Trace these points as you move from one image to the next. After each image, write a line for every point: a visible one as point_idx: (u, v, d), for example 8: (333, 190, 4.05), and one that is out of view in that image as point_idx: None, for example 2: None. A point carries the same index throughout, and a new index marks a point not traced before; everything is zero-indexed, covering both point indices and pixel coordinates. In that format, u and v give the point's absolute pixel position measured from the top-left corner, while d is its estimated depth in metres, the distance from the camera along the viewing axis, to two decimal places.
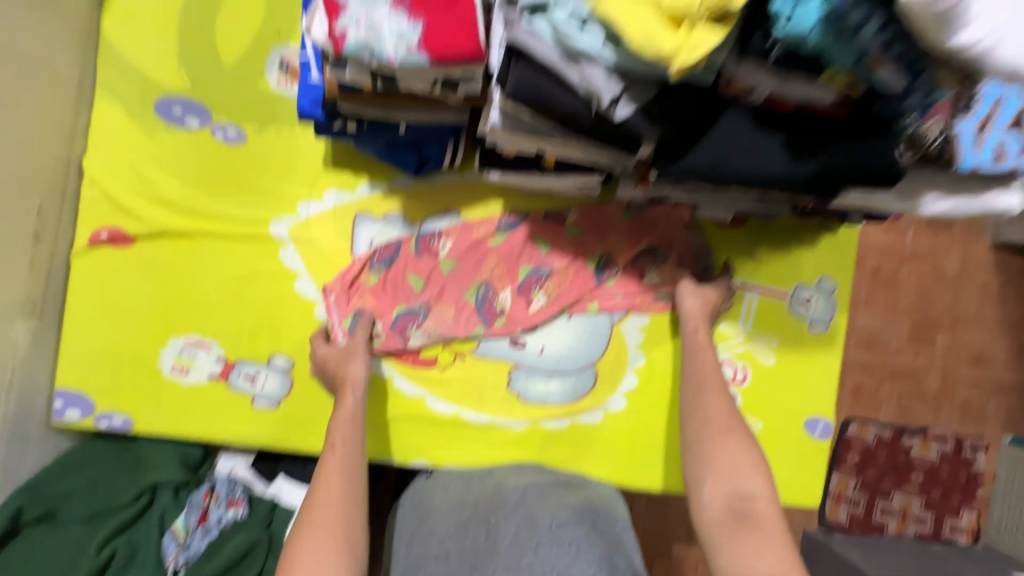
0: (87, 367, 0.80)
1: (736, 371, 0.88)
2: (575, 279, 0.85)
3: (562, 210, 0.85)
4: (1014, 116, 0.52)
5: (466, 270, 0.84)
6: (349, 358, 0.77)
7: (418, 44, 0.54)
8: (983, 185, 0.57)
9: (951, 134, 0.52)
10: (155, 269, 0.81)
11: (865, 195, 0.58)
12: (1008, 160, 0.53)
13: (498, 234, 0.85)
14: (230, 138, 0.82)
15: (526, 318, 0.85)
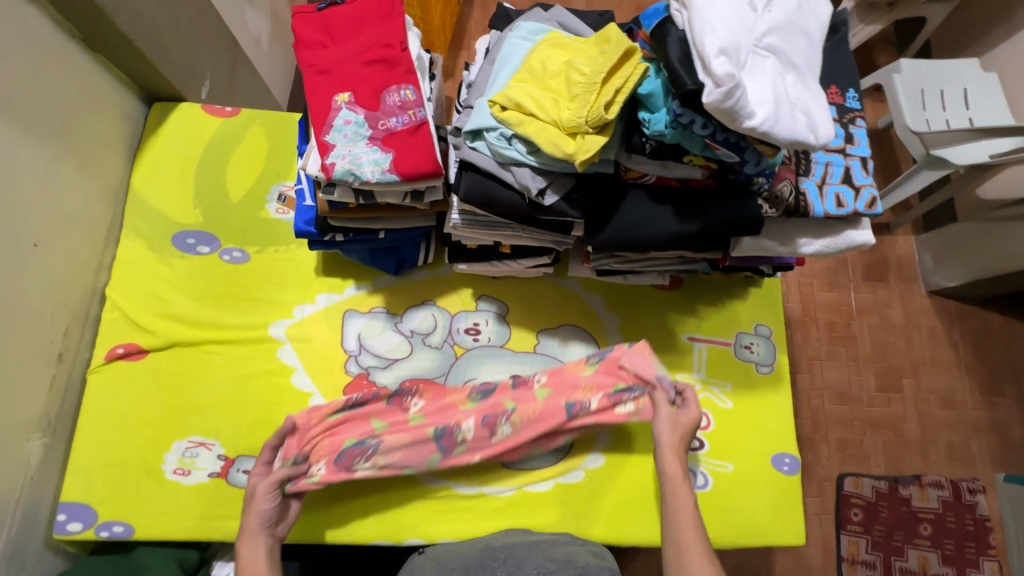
0: (91, 477, 0.84)
1: (699, 417, 0.96)
2: (542, 415, 0.87)
3: (529, 377, 0.92)
4: (841, 175, 0.70)
5: (432, 418, 0.88)
6: (251, 503, 0.76)
7: (390, 167, 0.71)
8: (840, 227, 0.72)
9: (800, 191, 0.69)
10: (163, 378, 0.89)
11: (753, 243, 0.73)
12: (848, 205, 0.69)
13: (470, 399, 0.90)
14: (235, 258, 0.96)
15: (488, 451, 0.86)
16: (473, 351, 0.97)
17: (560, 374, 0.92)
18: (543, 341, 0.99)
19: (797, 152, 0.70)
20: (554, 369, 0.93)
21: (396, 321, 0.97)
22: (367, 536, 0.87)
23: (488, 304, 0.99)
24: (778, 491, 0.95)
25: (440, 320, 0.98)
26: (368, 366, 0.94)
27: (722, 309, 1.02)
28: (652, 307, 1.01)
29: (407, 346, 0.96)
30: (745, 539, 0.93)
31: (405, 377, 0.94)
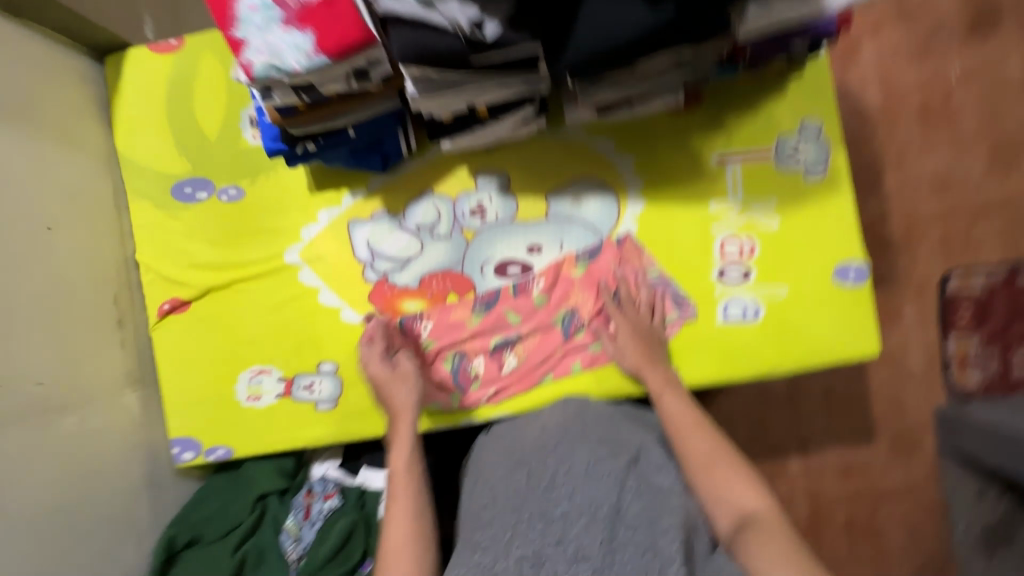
0: (186, 415, 0.97)
1: (742, 245, 0.86)
2: (541, 342, 0.91)
3: (528, 282, 0.91)
4: None
5: (444, 342, 0.92)
6: (397, 386, 0.86)
7: (315, 49, 0.63)
8: None
9: None
10: (210, 322, 0.96)
11: (762, 9, 0.58)
12: None
13: (474, 315, 0.92)
14: (232, 196, 0.96)
15: (501, 382, 0.91)
16: (483, 232, 0.92)
17: (557, 275, 0.90)
18: (554, 204, 0.91)
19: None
20: (547, 268, 0.90)
21: (400, 220, 0.94)
22: (426, 424, 0.92)
23: (487, 179, 0.92)
24: (842, 305, 0.85)
25: (442, 209, 0.93)
26: (386, 270, 0.94)
27: (756, 115, 0.85)
28: (670, 135, 0.88)
29: (417, 242, 0.93)
30: (809, 361, 0.86)
31: (423, 273, 0.93)
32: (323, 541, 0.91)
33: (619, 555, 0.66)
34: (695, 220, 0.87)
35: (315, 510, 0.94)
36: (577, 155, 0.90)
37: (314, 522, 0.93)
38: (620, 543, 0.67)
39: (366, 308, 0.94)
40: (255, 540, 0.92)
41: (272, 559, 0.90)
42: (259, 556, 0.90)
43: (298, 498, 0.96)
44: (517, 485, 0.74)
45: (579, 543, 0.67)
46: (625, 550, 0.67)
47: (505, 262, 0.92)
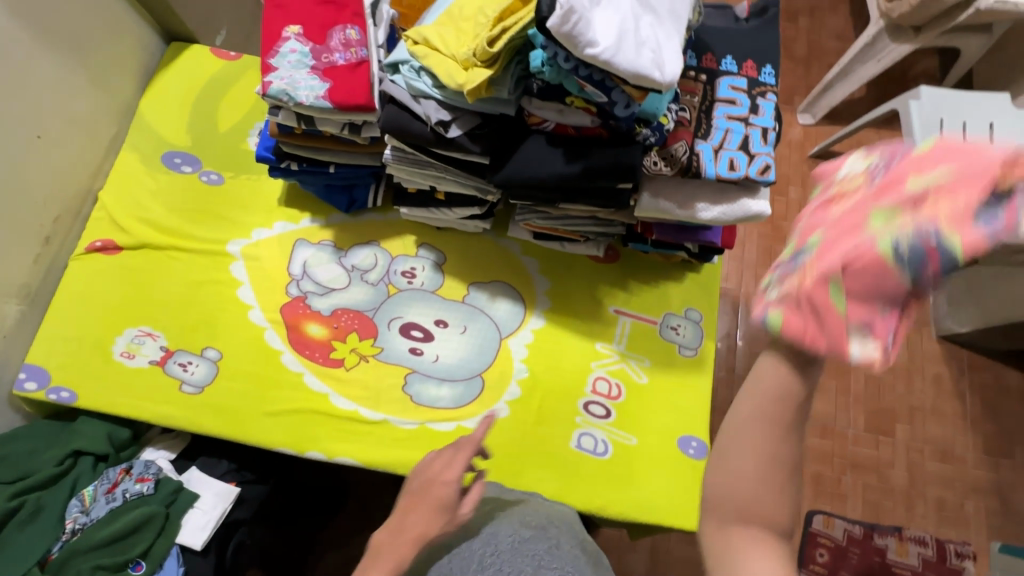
0: (52, 347, 0.96)
1: (610, 386, 0.97)
2: (851, 216, 0.44)
3: None
4: (739, 142, 0.72)
5: (850, 227, 0.43)
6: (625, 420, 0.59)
7: (323, 94, 0.79)
8: (740, 195, 0.75)
9: (694, 152, 0.72)
10: (129, 273, 1.00)
11: (654, 200, 0.76)
12: (739, 169, 0.71)
13: (889, 249, 0.40)
14: (212, 180, 1.07)
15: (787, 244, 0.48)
16: (405, 292, 1.02)
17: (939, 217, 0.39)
18: (473, 293, 1.03)
19: (698, 117, 0.74)
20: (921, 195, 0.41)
21: (341, 255, 1.04)
22: (274, 443, 0.93)
23: (428, 251, 1.05)
24: (681, 471, 0.92)
25: (380, 260, 1.04)
26: (308, 290, 1.02)
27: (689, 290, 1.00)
28: (585, 276, 1.03)
29: (346, 277, 1.03)
30: (637, 514, 0.90)
31: (338, 305, 1.01)
32: (108, 524, 0.86)
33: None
34: (581, 350, 0.99)
35: (117, 492, 0.89)
36: (504, 262, 1.04)
37: (112, 501, 0.88)
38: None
39: (272, 315, 1.00)
40: (39, 496, 0.87)
41: (45, 521, 0.85)
42: (34, 513, 0.85)
43: (107, 470, 0.92)
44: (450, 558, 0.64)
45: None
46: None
47: (411, 325, 1.00)
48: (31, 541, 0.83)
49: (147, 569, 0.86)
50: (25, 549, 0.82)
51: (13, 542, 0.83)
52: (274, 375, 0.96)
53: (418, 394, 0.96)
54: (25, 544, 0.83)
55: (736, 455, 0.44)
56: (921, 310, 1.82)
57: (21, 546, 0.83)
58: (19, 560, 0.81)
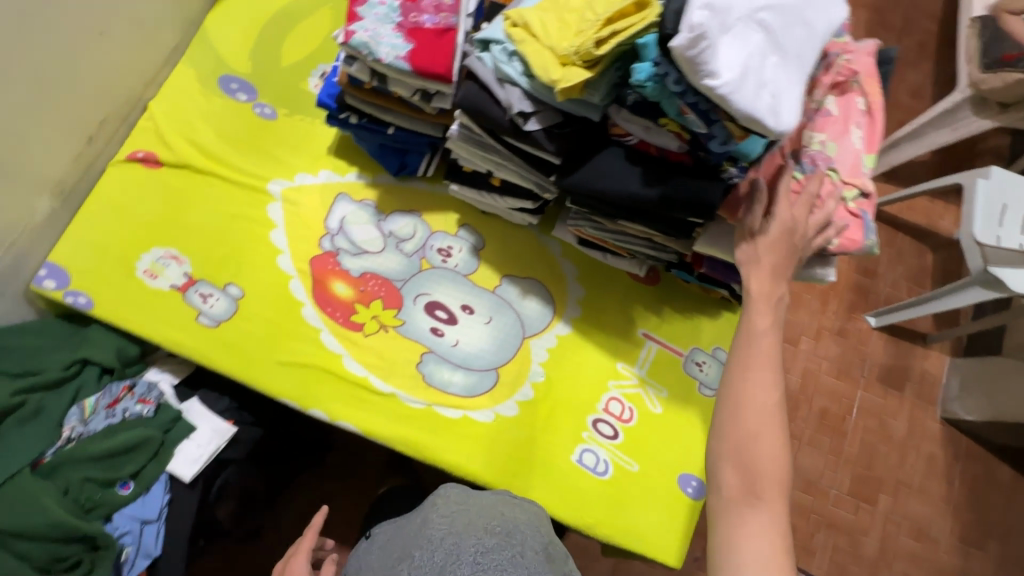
0: (76, 249, 0.94)
1: (623, 409, 0.96)
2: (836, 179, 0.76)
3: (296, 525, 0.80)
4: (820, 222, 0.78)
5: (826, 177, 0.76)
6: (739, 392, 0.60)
7: (404, 56, 0.75)
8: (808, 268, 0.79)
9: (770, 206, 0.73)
10: (166, 191, 0.98)
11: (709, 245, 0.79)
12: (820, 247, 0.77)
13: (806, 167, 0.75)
14: (265, 114, 1.04)
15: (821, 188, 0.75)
16: (437, 270, 1.00)
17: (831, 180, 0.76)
18: (505, 285, 1.00)
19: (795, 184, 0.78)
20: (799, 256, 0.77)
21: (381, 219, 1.02)
22: (279, 393, 0.92)
23: (468, 234, 1.02)
24: (674, 508, 0.91)
25: (419, 232, 1.02)
26: (341, 248, 0.99)
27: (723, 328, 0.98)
28: (621, 292, 1.01)
29: (382, 242, 1.00)
30: (622, 540, 0.90)
31: (368, 269, 0.99)
32: (104, 439, 0.86)
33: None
34: (600, 366, 0.97)
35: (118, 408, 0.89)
36: (542, 261, 1.02)
37: (111, 416, 0.88)
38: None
39: (302, 265, 0.98)
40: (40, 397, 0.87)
41: (42, 423, 0.85)
42: (34, 413, 0.85)
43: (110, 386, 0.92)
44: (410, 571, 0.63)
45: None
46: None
47: (437, 304, 0.99)
48: (26, 440, 0.83)
49: (134, 490, 0.86)
50: (15, 448, 0.82)
51: (6, 438, 0.83)
52: (292, 326, 0.95)
53: (431, 375, 0.95)
54: (18, 440, 0.83)
55: (741, 425, 0.58)
56: (932, 388, 1.79)
57: (10, 444, 0.82)
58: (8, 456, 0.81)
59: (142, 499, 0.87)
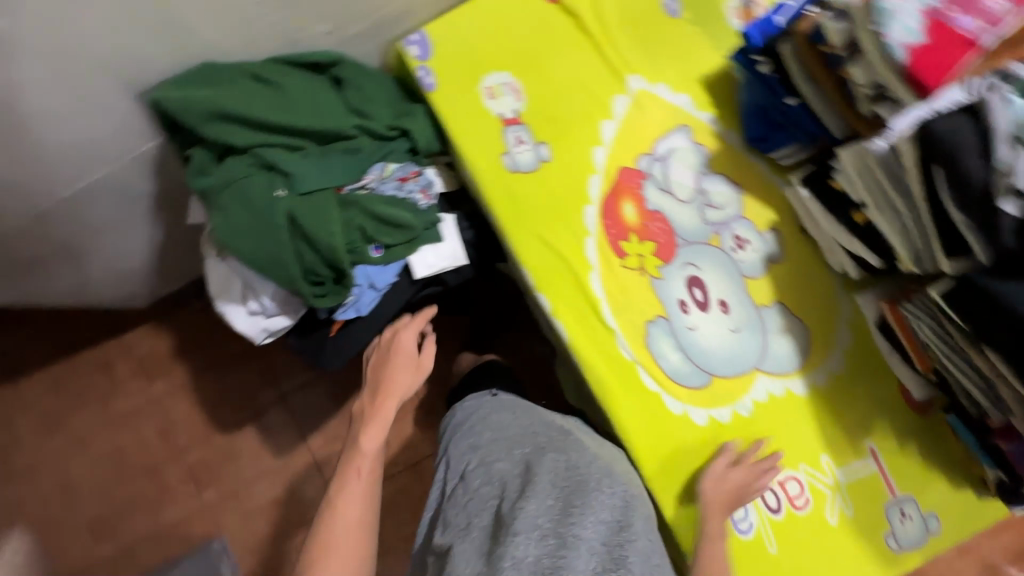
0: (449, 34, 0.98)
1: (800, 494, 0.88)
2: None
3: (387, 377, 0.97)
4: None
5: None
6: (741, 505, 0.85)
7: (909, 46, 0.65)
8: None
9: None
10: (544, 28, 0.97)
11: None
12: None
13: None
14: (670, 7, 0.96)
15: None
16: (722, 253, 0.94)
17: None
18: (772, 309, 0.93)
19: None
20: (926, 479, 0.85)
21: (704, 172, 0.95)
22: (524, 261, 0.93)
23: (772, 240, 0.94)
24: None
25: (730, 207, 0.94)
26: (653, 175, 0.95)
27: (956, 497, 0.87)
28: (878, 396, 0.90)
29: (691, 195, 0.95)
30: None
31: (663, 209, 0.95)
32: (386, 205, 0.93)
33: (598, 477, 0.83)
34: (808, 444, 0.89)
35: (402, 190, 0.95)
36: (824, 313, 0.92)
37: (399, 190, 0.95)
38: (595, 521, 0.76)
39: (613, 168, 0.95)
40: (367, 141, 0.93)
41: (359, 162, 0.91)
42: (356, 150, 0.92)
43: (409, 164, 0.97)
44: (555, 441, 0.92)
45: (583, 534, 0.73)
46: (606, 497, 0.80)
47: (699, 282, 0.94)
48: (342, 168, 0.89)
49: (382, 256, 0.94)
50: (334, 169, 0.89)
51: (332, 158, 0.89)
52: (570, 215, 0.94)
53: (653, 338, 0.92)
54: (338, 165, 0.89)
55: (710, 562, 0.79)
56: None
57: (331, 163, 0.89)
58: (326, 172, 0.88)
59: (383, 266, 0.96)
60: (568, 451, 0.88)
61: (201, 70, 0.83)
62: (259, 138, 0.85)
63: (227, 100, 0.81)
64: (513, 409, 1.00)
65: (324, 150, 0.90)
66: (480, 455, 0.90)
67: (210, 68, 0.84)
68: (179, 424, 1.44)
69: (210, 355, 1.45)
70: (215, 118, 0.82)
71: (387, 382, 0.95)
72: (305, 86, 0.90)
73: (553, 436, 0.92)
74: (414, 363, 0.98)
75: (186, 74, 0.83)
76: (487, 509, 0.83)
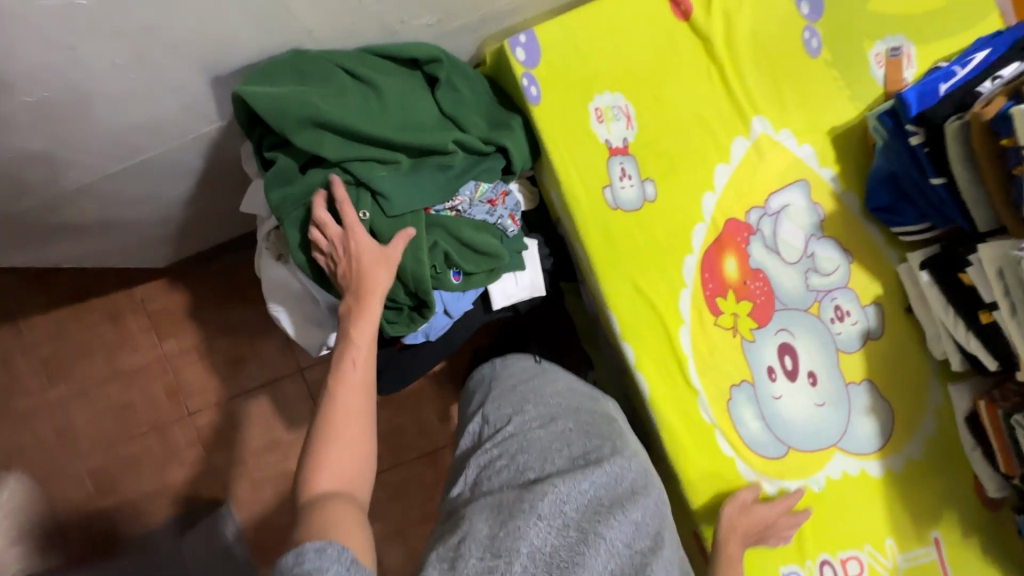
0: (559, 38, 0.84)
1: (858, 572, 0.88)
2: None
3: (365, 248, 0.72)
4: None
5: None
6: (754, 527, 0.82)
7: None
8: None
9: None
10: (670, 49, 0.86)
11: None
12: None
13: None
14: (810, 44, 0.87)
15: None
16: (820, 324, 0.89)
17: None
18: (859, 387, 0.89)
19: None
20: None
21: (815, 235, 0.89)
22: (613, 306, 0.86)
23: (874, 315, 0.89)
24: None
25: (837, 275, 0.89)
26: (762, 230, 0.89)
27: None
28: (949, 487, 0.90)
29: (798, 257, 0.89)
30: None
31: (766, 269, 0.89)
32: (476, 231, 0.84)
33: (634, 476, 0.72)
34: (874, 526, 0.89)
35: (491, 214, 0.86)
36: (909, 398, 0.90)
37: (489, 215, 0.86)
38: (628, 522, 0.65)
39: (720, 217, 0.88)
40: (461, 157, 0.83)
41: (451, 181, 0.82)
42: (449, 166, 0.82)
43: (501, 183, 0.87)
44: (608, 425, 0.82)
45: (613, 531, 0.63)
46: (643, 501, 0.69)
47: (791, 351, 0.89)
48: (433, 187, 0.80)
49: (462, 284, 0.85)
50: (423, 188, 0.79)
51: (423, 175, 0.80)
52: (669, 263, 0.88)
53: (734, 404, 0.88)
54: (429, 183, 0.80)
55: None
56: None
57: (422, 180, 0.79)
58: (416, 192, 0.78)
59: (461, 293, 0.87)
60: (610, 439, 0.78)
61: (291, 62, 0.72)
62: (348, 149, 0.75)
63: (318, 107, 0.72)
64: (554, 378, 0.90)
65: (415, 165, 0.80)
66: (519, 413, 0.81)
67: (302, 61, 0.73)
68: (193, 386, 1.27)
69: (228, 322, 1.27)
70: (303, 123, 0.73)
71: (354, 283, 0.71)
72: (399, 89, 0.79)
73: (599, 421, 0.82)
74: (378, 253, 0.72)
75: (274, 66, 0.72)
76: (516, 476, 0.73)
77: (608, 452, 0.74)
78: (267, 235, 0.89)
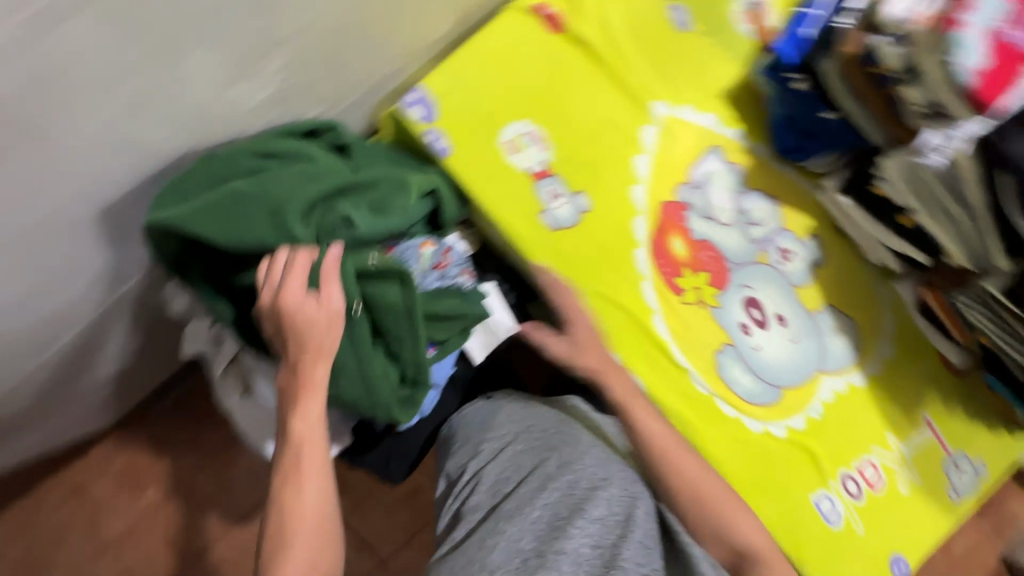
0: (450, 87, 0.85)
1: (875, 475, 0.96)
2: None
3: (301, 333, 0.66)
4: None
5: None
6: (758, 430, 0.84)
7: (974, 70, 0.65)
8: None
9: None
10: (557, 64, 0.88)
11: None
12: None
13: None
14: (678, 22, 0.92)
15: None
16: (773, 269, 0.95)
17: None
18: (823, 313, 0.96)
19: None
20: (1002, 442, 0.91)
21: (740, 191, 0.94)
22: (587, 320, 0.88)
23: (814, 246, 0.96)
24: None
25: (771, 222, 0.95)
26: (695, 204, 0.93)
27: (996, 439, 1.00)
28: (925, 372, 0.98)
29: (733, 216, 0.94)
30: None
31: (709, 237, 0.93)
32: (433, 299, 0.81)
33: (590, 473, 0.72)
34: (873, 429, 0.97)
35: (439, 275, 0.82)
36: (867, 307, 0.97)
37: (441, 279, 0.83)
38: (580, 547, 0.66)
39: (653, 205, 0.91)
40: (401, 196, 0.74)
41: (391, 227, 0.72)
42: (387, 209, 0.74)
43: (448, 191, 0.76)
44: (562, 427, 0.78)
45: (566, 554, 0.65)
46: (605, 494, 0.70)
47: (756, 302, 0.95)
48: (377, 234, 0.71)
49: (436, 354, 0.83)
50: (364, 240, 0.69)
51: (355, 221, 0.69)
52: (624, 262, 0.90)
53: (723, 367, 0.93)
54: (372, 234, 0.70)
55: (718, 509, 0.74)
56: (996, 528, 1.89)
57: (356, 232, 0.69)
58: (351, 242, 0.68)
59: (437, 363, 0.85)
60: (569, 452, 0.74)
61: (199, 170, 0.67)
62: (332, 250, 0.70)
63: (241, 193, 0.64)
64: (504, 394, 0.83)
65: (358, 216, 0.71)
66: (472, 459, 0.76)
67: (212, 163, 0.67)
68: (190, 531, 1.16)
69: (205, 454, 1.18)
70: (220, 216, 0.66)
71: (292, 344, 0.63)
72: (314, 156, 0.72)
73: (554, 426, 0.77)
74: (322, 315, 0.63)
75: (182, 176, 0.66)
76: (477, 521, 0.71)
77: (561, 461, 0.72)
78: (222, 374, 0.84)
